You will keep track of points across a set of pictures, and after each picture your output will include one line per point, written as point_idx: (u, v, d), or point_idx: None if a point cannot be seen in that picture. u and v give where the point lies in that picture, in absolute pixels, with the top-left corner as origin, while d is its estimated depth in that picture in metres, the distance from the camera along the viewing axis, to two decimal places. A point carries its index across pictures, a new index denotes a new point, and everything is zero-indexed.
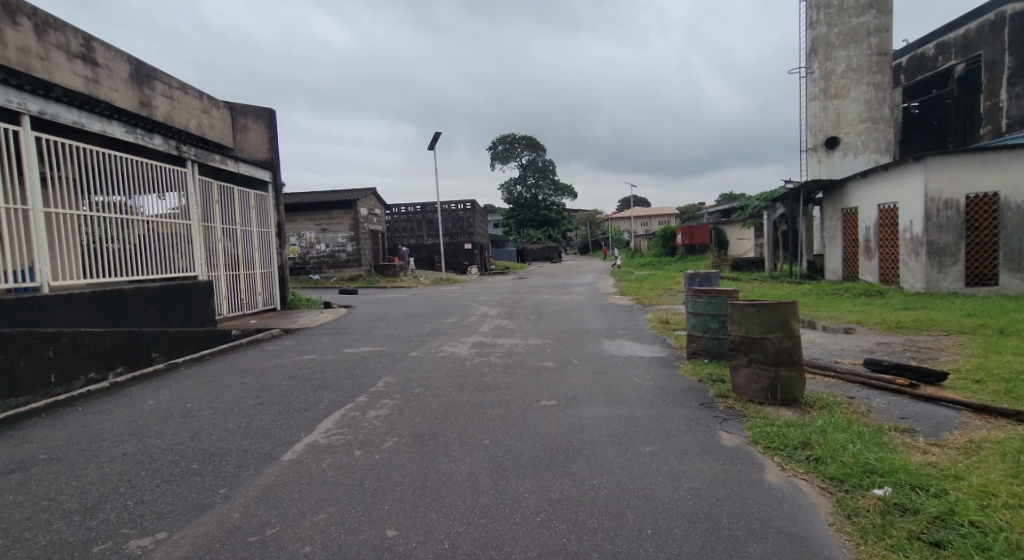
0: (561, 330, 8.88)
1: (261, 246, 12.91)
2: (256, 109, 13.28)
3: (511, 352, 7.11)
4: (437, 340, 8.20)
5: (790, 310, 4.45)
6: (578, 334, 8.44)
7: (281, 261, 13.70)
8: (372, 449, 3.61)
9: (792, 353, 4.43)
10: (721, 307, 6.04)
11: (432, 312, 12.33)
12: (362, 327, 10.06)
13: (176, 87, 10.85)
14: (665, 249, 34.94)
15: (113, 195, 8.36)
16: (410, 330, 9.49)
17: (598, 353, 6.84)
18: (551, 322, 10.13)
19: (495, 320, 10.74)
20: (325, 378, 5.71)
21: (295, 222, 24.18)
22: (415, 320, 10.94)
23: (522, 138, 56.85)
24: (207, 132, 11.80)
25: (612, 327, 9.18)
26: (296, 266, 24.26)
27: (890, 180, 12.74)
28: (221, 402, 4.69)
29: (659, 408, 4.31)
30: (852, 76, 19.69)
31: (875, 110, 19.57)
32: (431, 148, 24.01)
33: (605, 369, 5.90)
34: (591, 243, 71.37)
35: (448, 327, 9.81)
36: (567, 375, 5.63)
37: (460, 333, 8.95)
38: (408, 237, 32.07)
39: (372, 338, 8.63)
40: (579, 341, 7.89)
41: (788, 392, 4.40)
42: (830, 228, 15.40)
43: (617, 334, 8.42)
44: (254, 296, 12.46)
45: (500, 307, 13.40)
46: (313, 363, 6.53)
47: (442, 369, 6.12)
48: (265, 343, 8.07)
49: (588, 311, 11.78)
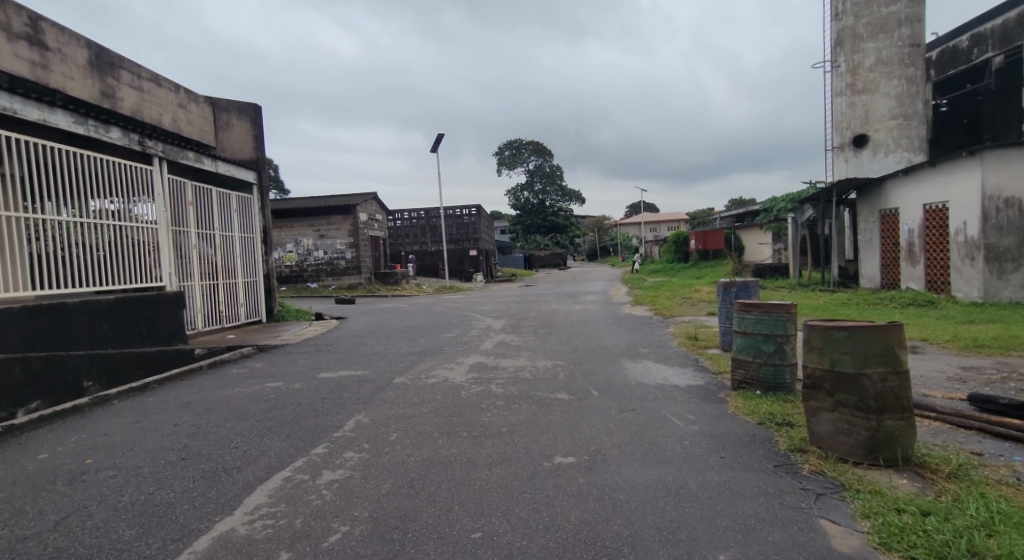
0: (575, 348, 7.71)
1: (244, 252, 11.82)
2: (240, 104, 12.26)
3: (516, 378, 5.94)
4: (433, 361, 7.08)
5: (894, 336, 3.26)
6: (597, 354, 7.26)
7: (267, 269, 12.60)
8: (306, 550, 2.43)
9: (899, 395, 3.21)
10: (776, 326, 4.92)
11: (431, 325, 11.20)
12: (349, 344, 8.93)
13: (146, 77, 9.83)
14: (677, 255, 33.65)
15: (62, 196, 7.24)
16: (402, 347, 8.35)
17: (621, 381, 5.63)
18: (562, 337, 8.94)
19: (500, 334, 9.60)
20: (283, 415, 4.57)
21: (292, 228, 23.20)
22: (409, 335, 9.79)
23: (529, 143, 55.84)
24: (184, 128, 10.78)
25: (633, 344, 7.98)
26: (293, 274, 23.23)
27: (938, 178, 11.52)
28: (130, 457, 3.54)
29: (719, 473, 3.10)
30: (881, 70, 18.50)
31: (906, 105, 18.33)
32: (435, 150, 23.02)
33: (632, 403, 4.71)
34: (600, 249, 70.09)
35: (447, 344, 8.68)
36: (586, 413, 4.44)
37: (459, 351, 7.80)
38: (411, 244, 31.04)
39: (357, 357, 7.51)
40: (597, 362, 6.70)
41: (895, 449, 3.19)
42: (866, 231, 14.11)
43: (640, 354, 7.24)
44: (236, 307, 11.36)
45: (506, 318, 12.25)
46: (277, 393, 5.39)
47: (430, 402, 4.96)
48: (232, 365, 6.95)
49: (602, 324, 10.59)
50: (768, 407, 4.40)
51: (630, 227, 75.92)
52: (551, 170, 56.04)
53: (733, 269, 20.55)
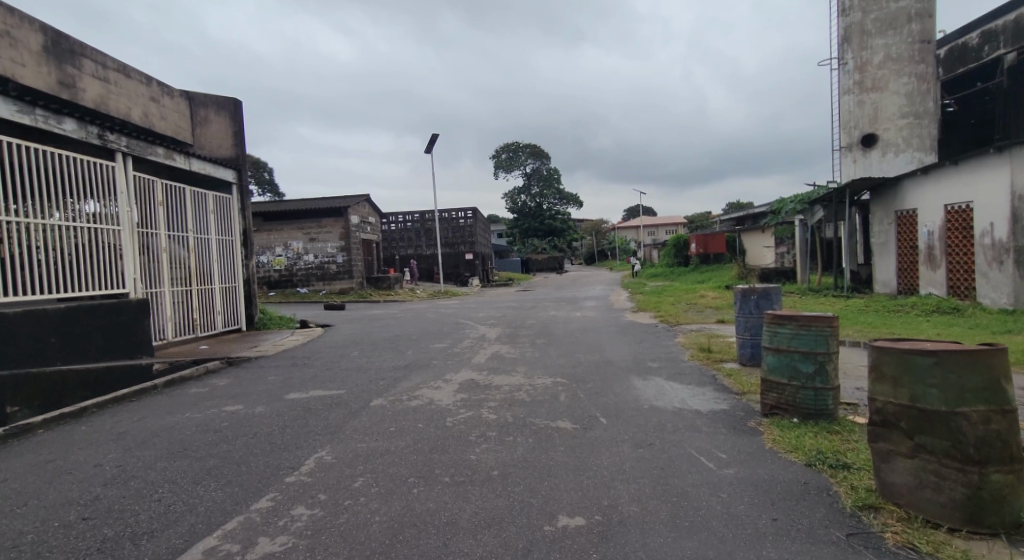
0: (578, 362, 6.98)
1: (222, 256, 11.05)
2: (218, 98, 11.47)
3: (511, 400, 5.19)
4: (419, 378, 6.32)
5: (997, 363, 2.52)
6: (602, 369, 6.52)
7: (247, 274, 11.83)
8: None
9: (1007, 440, 2.47)
10: (816, 342, 4.18)
11: (421, 334, 10.45)
12: (330, 356, 8.19)
13: (113, 68, 8.96)
14: (677, 258, 32.97)
15: (7, 195, 6.39)
16: (387, 360, 7.60)
17: (632, 404, 4.87)
18: (563, 348, 8.20)
19: (496, 345, 8.85)
20: (231, 451, 3.81)
21: (281, 231, 22.42)
22: (395, 345, 9.04)
23: (527, 146, 55.18)
24: (156, 123, 9.94)
25: (641, 357, 7.23)
26: (282, 279, 22.43)
27: (962, 177, 10.85)
28: (17, 519, 2.76)
29: (781, 549, 2.34)
30: (891, 67, 17.86)
31: (917, 103, 17.68)
32: (430, 150, 22.26)
33: (649, 436, 3.94)
34: (598, 253, 69.44)
35: (437, 356, 7.93)
36: (594, 451, 3.68)
37: (449, 366, 7.05)
38: (405, 247, 30.30)
39: (335, 373, 6.74)
40: (603, 380, 5.94)
41: (1003, 513, 2.45)
42: (881, 234, 13.44)
43: (650, 369, 6.49)
44: (212, 315, 10.59)
45: (502, 326, 11.52)
46: (232, 419, 4.61)
47: (408, 433, 4.19)
48: (192, 383, 6.16)
49: (605, 333, 9.85)
50: (812, 442, 3.68)
51: (628, 231, 75.34)
52: (548, 172, 55.02)
53: (738, 273, 19.84)
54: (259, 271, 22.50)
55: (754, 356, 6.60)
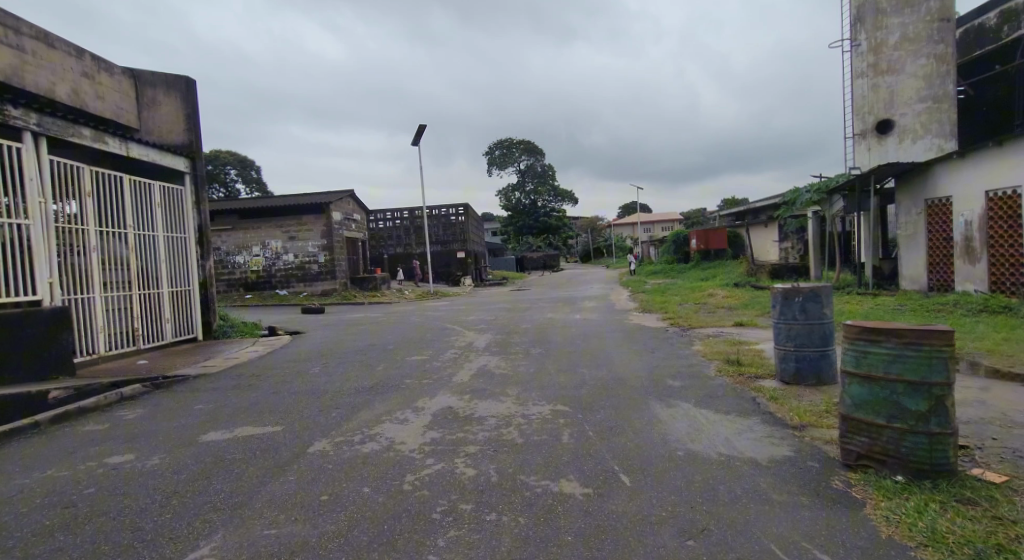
0: (583, 381, 5.71)
1: (172, 256, 9.70)
2: (166, 76, 10.06)
3: (497, 441, 3.91)
4: (383, 406, 5.02)
5: None
6: (614, 393, 5.23)
7: (205, 276, 10.48)
8: None
9: None
10: (929, 370, 2.90)
11: (400, 344, 9.13)
12: (285, 373, 6.89)
13: (30, 35, 7.41)
14: (677, 255, 31.73)
15: None
16: (354, 378, 6.32)
17: (661, 449, 3.60)
18: (562, 361, 6.92)
19: (485, 357, 7.56)
20: (64, 550, 2.47)
21: (258, 230, 20.99)
22: (367, 358, 7.73)
23: (520, 142, 53.85)
24: (89, 102, 8.39)
25: (658, 375, 5.94)
26: (260, 280, 21.03)
27: (1009, 159, 9.63)
28: None
29: None
30: (908, 47, 16.65)
31: (937, 86, 16.40)
32: (416, 143, 20.87)
33: (699, 513, 2.66)
34: (594, 251, 68.23)
35: (411, 373, 6.64)
36: (621, 546, 2.39)
37: (424, 388, 5.76)
38: (394, 246, 28.95)
39: (281, 400, 5.41)
40: (617, 409, 4.65)
41: None
42: (909, 225, 12.25)
43: (671, 392, 5.19)
44: (159, 323, 9.25)
45: (494, 332, 10.23)
46: (106, 480, 3.28)
47: (345, 508, 2.88)
48: (95, 417, 4.83)
49: (611, 340, 8.54)
50: (951, 526, 2.43)
51: (624, 228, 74.20)
52: (543, 170, 53.81)
53: (746, 271, 18.60)
54: (236, 272, 21.06)
55: (799, 372, 5.33)
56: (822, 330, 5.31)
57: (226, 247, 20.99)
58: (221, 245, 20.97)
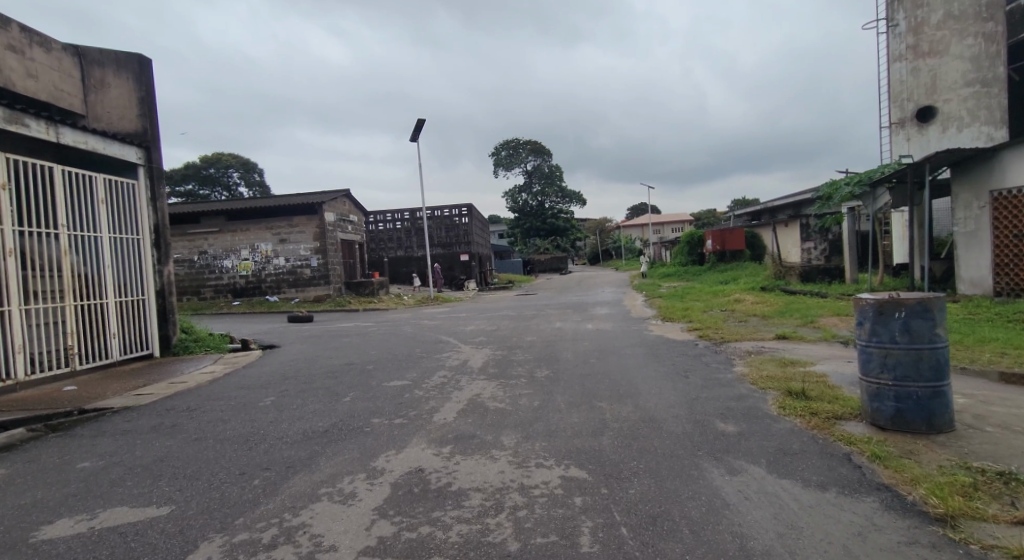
0: (604, 425, 4.29)
1: (120, 261, 8.39)
2: (115, 54, 8.71)
3: (477, 548, 2.48)
4: (329, 468, 3.61)
5: None
6: (649, 446, 3.79)
7: (162, 284, 9.17)
8: None
9: None
10: None
11: (382, 362, 7.82)
12: (232, 403, 5.56)
13: None
14: (691, 257, 30.24)
15: None
16: (309, 416, 4.95)
17: None
18: (575, 390, 5.53)
19: (480, 382, 6.18)
20: None
21: (247, 232, 19.75)
22: (338, 384, 6.39)
23: (527, 142, 52.61)
24: (16, 81, 7.02)
25: (700, 414, 4.51)
26: (249, 285, 19.81)
27: None
28: None
29: None
30: (952, 26, 15.13)
31: (985, 68, 14.80)
32: (415, 139, 19.61)
33: None
34: (601, 253, 66.80)
35: (386, 406, 5.28)
36: None
37: (395, 432, 4.40)
38: (394, 249, 27.75)
39: (196, 453, 4.01)
40: (657, 477, 3.22)
41: None
42: (969, 221, 10.74)
43: (727, 445, 3.75)
44: (102, 338, 7.94)
45: (494, 347, 8.85)
46: None
47: None
48: None
49: (631, 359, 7.11)
50: None
51: (633, 229, 72.74)
52: (550, 170, 52.56)
53: (772, 274, 17.11)
54: (223, 277, 19.82)
55: (902, 414, 3.88)
56: (932, 359, 3.86)
57: (213, 251, 19.74)
58: (208, 248, 19.71)
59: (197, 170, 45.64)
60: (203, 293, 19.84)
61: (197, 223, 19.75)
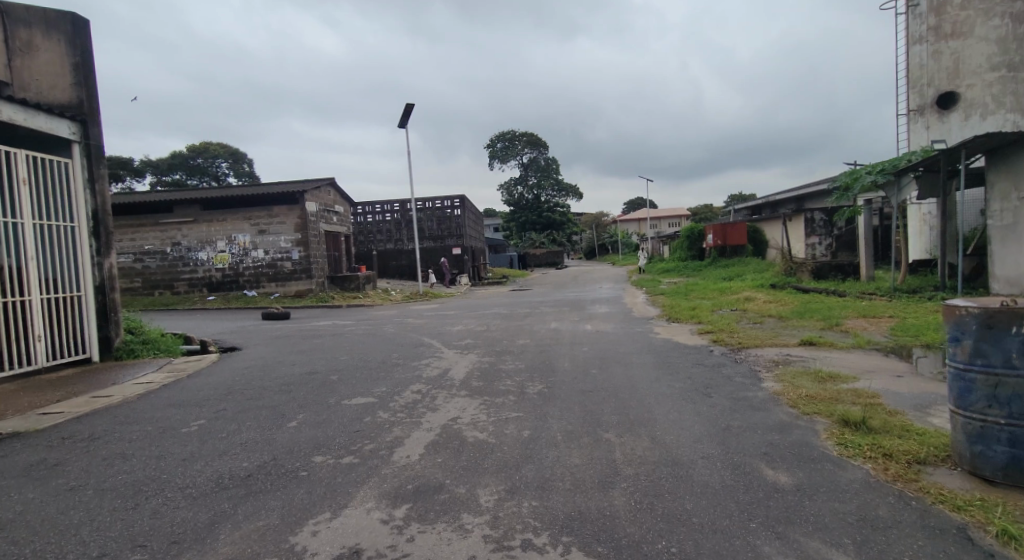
0: (612, 473, 3.22)
1: (49, 251, 7.25)
2: (44, 12, 7.52)
3: None
4: (228, 548, 2.54)
5: None
6: (678, 511, 2.73)
7: (102, 278, 8.06)
8: None
9: None
10: None
11: (351, 370, 6.75)
12: (148, 429, 4.46)
13: None
14: (691, 251, 29.25)
15: None
16: (235, 452, 3.86)
17: None
18: (574, 414, 4.47)
19: (459, 400, 5.10)
20: None
21: (223, 222, 18.55)
22: (289, 401, 5.30)
23: (523, 134, 51.41)
24: None
25: (738, 455, 3.45)
26: (226, 279, 18.67)
27: None
28: None
29: None
30: (977, 6, 14.06)
31: (1013, 51, 13.69)
32: (403, 124, 18.45)
33: None
34: (598, 247, 65.79)
35: (338, 435, 4.20)
36: None
37: (337, 479, 3.33)
38: (384, 241, 26.63)
39: (55, 515, 2.91)
40: None
41: None
42: (1006, 213, 9.76)
43: (788, 513, 2.69)
44: (24, 341, 6.81)
45: (481, 352, 7.79)
46: None
47: None
48: None
49: (639, 371, 6.05)
50: None
51: (630, 223, 71.89)
52: (546, 163, 51.44)
53: (781, 269, 16.08)
54: (199, 270, 18.66)
55: (1019, 464, 2.87)
56: None
57: (187, 242, 18.54)
58: (182, 240, 18.52)
59: (184, 160, 44.34)
60: (176, 287, 18.68)
61: (170, 213, 18.55)
